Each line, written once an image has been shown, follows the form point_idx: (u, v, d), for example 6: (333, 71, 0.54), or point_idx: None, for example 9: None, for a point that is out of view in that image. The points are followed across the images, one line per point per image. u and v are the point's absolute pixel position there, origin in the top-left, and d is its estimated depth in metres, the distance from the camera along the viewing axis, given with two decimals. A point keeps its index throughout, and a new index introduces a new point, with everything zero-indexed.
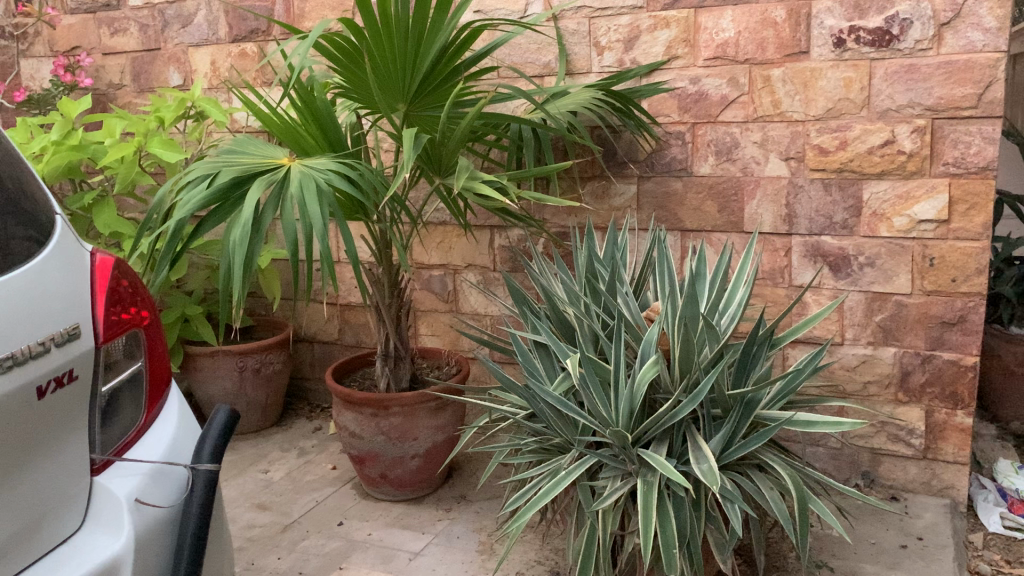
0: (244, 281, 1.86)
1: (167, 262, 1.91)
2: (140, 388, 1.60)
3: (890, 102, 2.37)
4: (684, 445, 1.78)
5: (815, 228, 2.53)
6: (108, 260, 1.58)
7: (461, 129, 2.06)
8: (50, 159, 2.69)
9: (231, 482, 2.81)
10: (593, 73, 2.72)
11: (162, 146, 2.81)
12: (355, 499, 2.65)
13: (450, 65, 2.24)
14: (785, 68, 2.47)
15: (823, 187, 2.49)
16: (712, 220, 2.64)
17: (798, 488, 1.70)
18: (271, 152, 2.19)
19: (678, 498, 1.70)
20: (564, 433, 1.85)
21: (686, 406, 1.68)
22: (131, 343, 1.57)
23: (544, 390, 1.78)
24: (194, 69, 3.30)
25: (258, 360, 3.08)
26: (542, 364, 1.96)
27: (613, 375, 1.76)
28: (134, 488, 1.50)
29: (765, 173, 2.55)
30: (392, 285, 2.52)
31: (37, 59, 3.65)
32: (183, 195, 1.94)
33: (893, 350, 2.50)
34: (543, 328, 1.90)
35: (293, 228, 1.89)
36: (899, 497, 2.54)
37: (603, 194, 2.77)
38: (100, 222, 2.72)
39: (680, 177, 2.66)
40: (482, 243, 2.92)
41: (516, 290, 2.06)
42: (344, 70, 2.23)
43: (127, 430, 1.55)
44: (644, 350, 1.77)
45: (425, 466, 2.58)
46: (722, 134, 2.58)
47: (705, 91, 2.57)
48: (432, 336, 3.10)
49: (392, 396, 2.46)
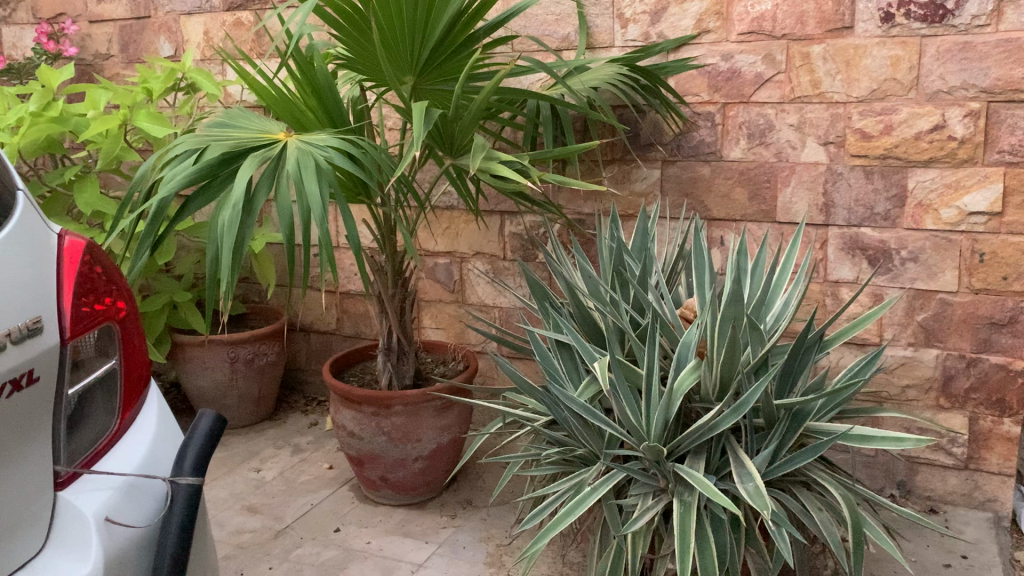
0: (234, 271, 1.66)
1: (148, 246, 1.71)
2: (114, 390, 1.41)
3: (941, 83, 2.18)
4: (722, 458, 1.61)
5: (854, 219, 2.34)
6: (80, 243, 1.38)
7: (476, 104, 1.86)
8: (26, 132, 2.48)
9: (220, 481, 2.62)
10: (616, 47, 2.52)
11: (150, 119, 2.60)
12: (353, 503, 2.47)
13: (464, 34, 2.03)
14: (827, 45, 2.27)
15: (865, 174, 2.30)
16: (742, 209, 2.45)
17: (852, 510, 1.52)
18: (265, 126, 1.99)
19: (717, 519, 1.52)
20: (589, 444, 1.66)
21: (728, 418, 1.50)
22: (104, 338, 1.38)
23: (569, 396, 1.59)
24: (186, 39, 3.09)
25: (250, 351, 2.89)
26: (564, 366, 1.77)
27: (645, 381, 1.57)
28: (103, 505, 1.31)
29: (802, 158, 2.36)
30: (396, 275, 2.33)
31: (20, 26, 3.45)
32: (168, 172, 1.75)
33: (935, 352, 2.32)
34: (567, 327, 1.70)
35: (289, 210, 1.69)
36: (937, 510, 2.36)
37: (624, 179, 2.58)
38: (81, 200, 2.52)
39: (708, 162, 2.46)
40: (492, 230, 2.73)
41: (536, 283, 1.86)
42: (348, 38, 2.02)
43: (98, 437, 1.36)
44: (680, 354, 1.58)
45: (428, 469, 2.39)
46: (755, 115, 2.38)
47: (738, 68, 2.38)
48: (437, 328, 2.91)
49: (394, 394, 2.27)
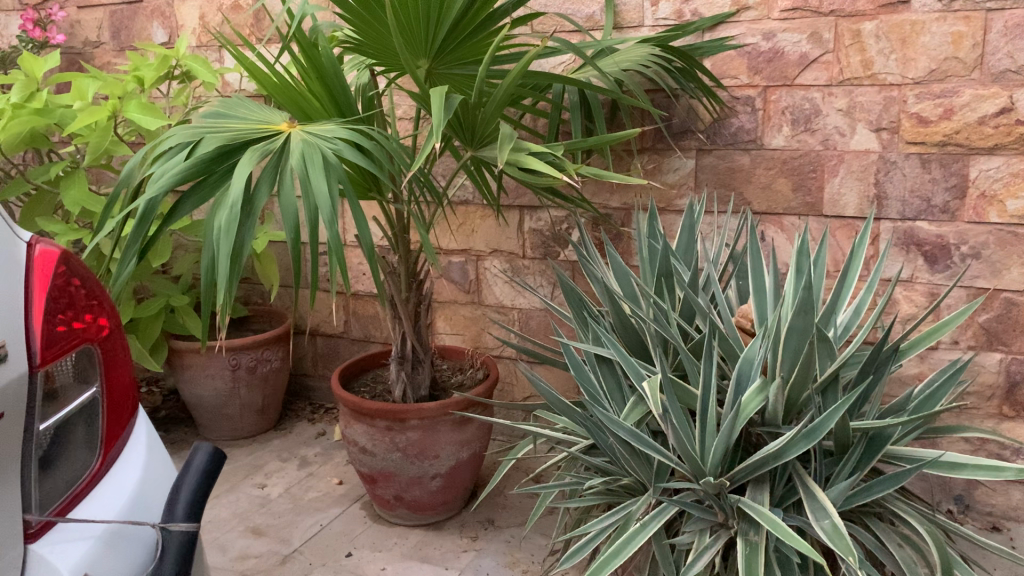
0: (231, 279, 1.47)
1: (135, 252, 1.52)
2: (95, 423, 1.23)
3: (1009, 62, 1.97)
4: (788, 486, 1.43)
5: (909, 212, 2.13)
6: (53, 253, 1.19)
7: (502, 90, 1.66)
8: (6, 125, 2.29)
9: (221, 499, 2.44)
10: (646, 27, 2.32)
11: (140, 110, 2.41)
12: (365, 524, 2.29)
13: (482, 15, 1.81)
14: (880, 21, 2.07)
15: (921, 163, 2.10)
16: (785, 201, 2.25)
17: (940, 548, 1.33)
18: (266, 116, 1.80)
19: (786, 560, 1.34)
20: (637, 473, 1.46)
21: (798, 446, 1.32)
22: (81, 363, 1.20)
23: (615, 420, 1.39)
24: (181, 25, 2.89)
25: (253, 358, 2.71)
26: (604, 383, 1.58)
27: (700, 402, 1.38)
28: (82, 558, 1.10)
29: (851, 146, 2.16)
30: (409, 278, 2.14)
31: (5, 13, 3.25)
32: (158, 168, 1.56)
33: (998, 356, 2.11)
34: (609, 340, 1.51)
35: (294, 209, 1.50)
36: (1001, 528, 2.17)
37: (656, 169, 2.38)
38: (69, 199, 2.34)
39: (747, 150, 2.27)
40: (510, 226, 2.54)
41: (571, 290, 1.68)
42: (357, 19, 1.82)
43: (77, 478, 1.18)
44: (740, 371, 1.40)
45: (446, 487, 2.21)
46: (800, 99, 2.18)
47: (781, 48, 2.18)
48: (451, 332, 2.72)
49: (409, 408, 2.08)
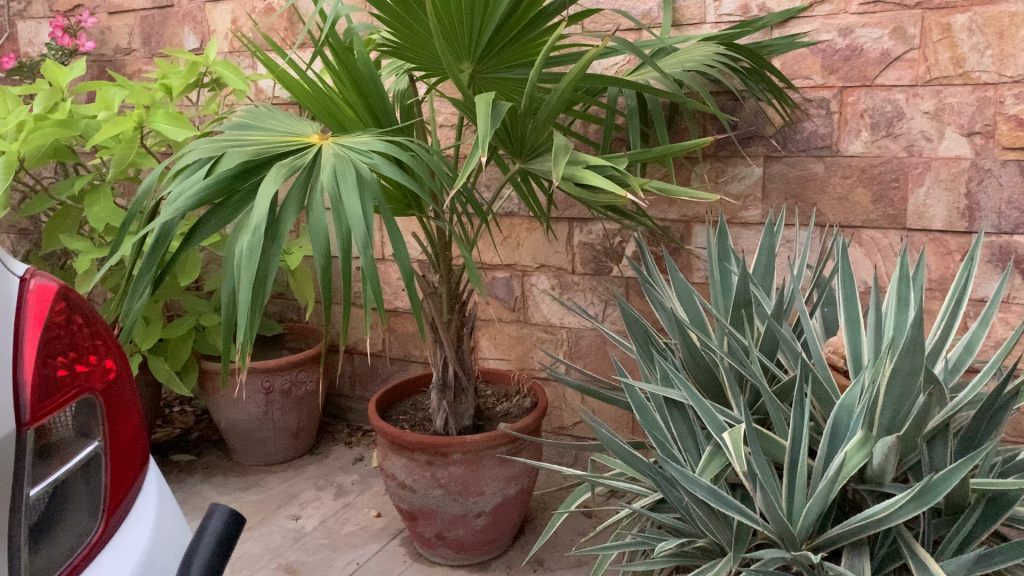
0: (254, 310, 1.31)
1: (148, 281, 1.37)
2: (97, 483, 1.08)
3: None
4: (891, 547, 1.24)
5: (1007, 225, 1.91)
6: (51, 288, 1.04)
7: (557, 96, 1.49)
8: (28, 138, 2.17)
9: (253, 532, 2.29)
10: (707, 24, 2.13)
11: (167, 120, 2.27)
12: (405, 563, 2.12)
13: (531, 12, 1.64)
14: (973, 13, 1.86)
15: (1020, 171, 1.88)
16: (863, 213, 2.05)
17: None
18: (296, 128, 1.64)
19: None
20: (714, 534, 1.27)
21: (908, 509, 1.12)
22: (81, 414, 1.05)
23: (690, 476, 1.21)
24: (213, 29, 2.77)
25: (288, 380, 2.57)
26: (672, 428, 1.40)
27: (789, 455, 1.19)
28: None
29: (939, 152, 1.94)
30: (451, 300, 1.97)
31: (36, 21, 3.16)
32: (175, 187, 1.42)
33: None
34: (679, 380, 1.33)
35: (321, 230, 1.33)
36: None
37: (718, 178, 2.19)
38: (92, 215, 2.21)
39: (821, 158, 2.06)
40: (558, 240, 2.36)
41: (633, 320, 1.50)
42: (395, 21, 1.65)
43: (74, 549, 1.02)
44: (836, 420, 1.21)
45: (492, 526, 2.04)
46: (881, 101, 1.98)
47: (860, 45, 1.97)
48: (496, 353, 2.56)
49: (452, 442, 1.91)
